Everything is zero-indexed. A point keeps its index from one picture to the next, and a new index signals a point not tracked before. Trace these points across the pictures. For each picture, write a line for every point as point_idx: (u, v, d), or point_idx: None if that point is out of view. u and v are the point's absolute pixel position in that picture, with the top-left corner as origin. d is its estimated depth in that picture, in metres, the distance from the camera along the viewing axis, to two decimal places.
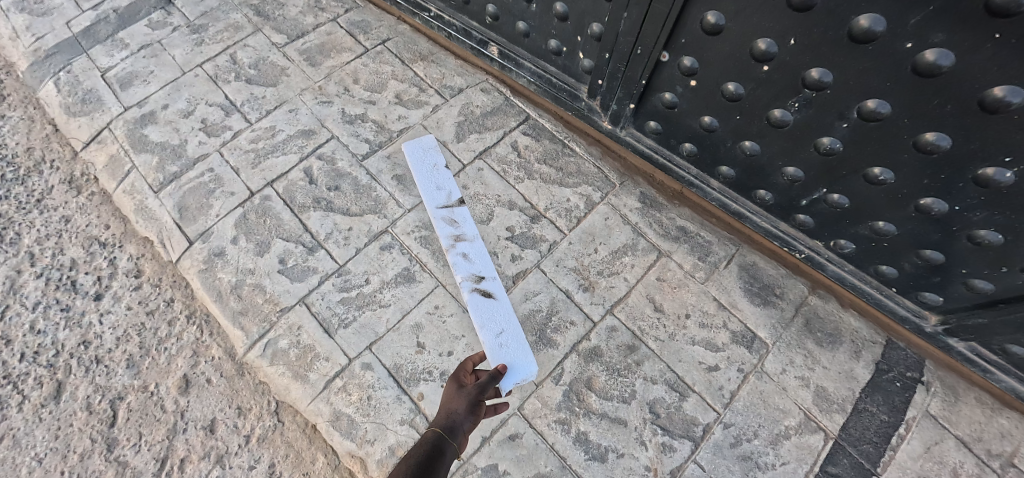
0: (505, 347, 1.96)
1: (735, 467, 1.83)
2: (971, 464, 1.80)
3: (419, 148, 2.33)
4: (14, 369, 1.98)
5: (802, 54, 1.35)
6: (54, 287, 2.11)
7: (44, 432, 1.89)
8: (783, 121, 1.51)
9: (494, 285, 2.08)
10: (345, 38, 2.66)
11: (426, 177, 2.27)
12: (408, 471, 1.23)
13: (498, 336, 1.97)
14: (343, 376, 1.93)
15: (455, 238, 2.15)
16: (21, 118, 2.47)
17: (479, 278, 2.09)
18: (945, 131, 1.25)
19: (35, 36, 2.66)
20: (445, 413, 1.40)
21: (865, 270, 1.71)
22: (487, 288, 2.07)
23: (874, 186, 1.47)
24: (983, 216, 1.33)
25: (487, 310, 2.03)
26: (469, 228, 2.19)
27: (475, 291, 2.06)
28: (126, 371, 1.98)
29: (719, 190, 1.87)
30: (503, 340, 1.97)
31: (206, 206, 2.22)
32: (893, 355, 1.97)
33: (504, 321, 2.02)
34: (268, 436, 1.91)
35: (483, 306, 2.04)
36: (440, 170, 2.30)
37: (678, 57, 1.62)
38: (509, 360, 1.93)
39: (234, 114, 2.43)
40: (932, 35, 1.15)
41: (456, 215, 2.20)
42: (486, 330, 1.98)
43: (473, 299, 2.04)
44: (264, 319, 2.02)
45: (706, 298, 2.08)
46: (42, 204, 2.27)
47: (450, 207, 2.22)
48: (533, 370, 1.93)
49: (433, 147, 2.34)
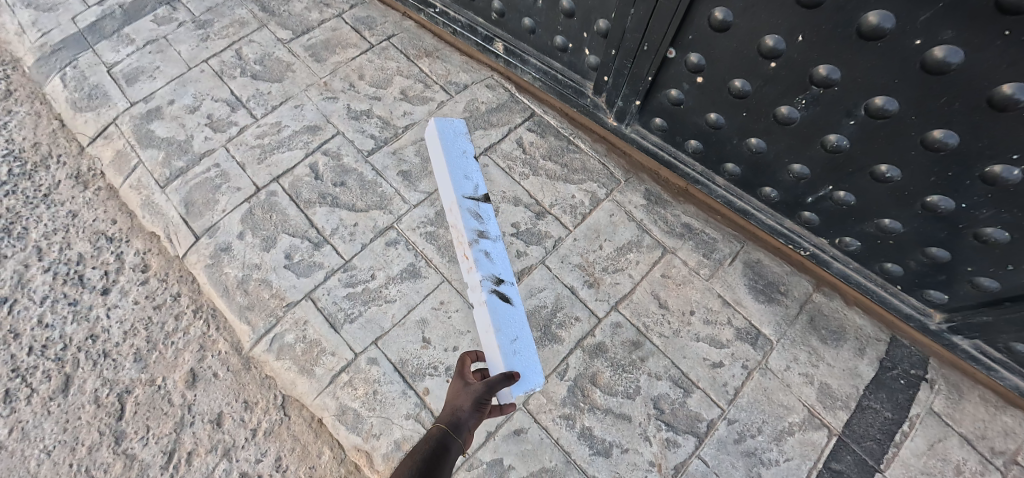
0: (517, 355, 1.66)
1: (739, 464, 1.84)
2: (974, 462, 1.80)
3: (451, 129, 1.95)
4: (22, 362, 1.99)
5: (809, 51, 1.35)
6: (62, 281, 2.13)
7: (52, 425, 1.90)
8: (790, 119, 1.51)
9: (511, 290, 1.82)
10: (350, 35, 2.66)
11: (454, 159, 1.92)
12: (413, 469, 1.23)
13: (511, 342, 1.67)
14: (349, 371, 1.94)
15: (478, 234, 1.87)
16: (27, 113, 2.48)
17: (498, 279, 1.81)
18: (953, 129, 1.25)
19: (40, 31, 2.66)
20: (451, 410, 1.39)
21: (870, 268, 1.71)
22: (506, 294, 1.79)
23: (880, 184, 1.47)
24: (990, 214, 1.33)
25: (504, 314, 1.73)
26: (491, 227, 1.91)
27: (494, 293, 1.77)
28: (133, 365, 1.99)
29: (725, 187, 1.87)
30: (516, 347, 1.67)
31: (212, 201, 2.23)
32: (898, 352, 1.98)
33: (518, 328, 1.73)
34: (275, 430, 1.92)
35: (498, 308, 1.74)
36: (469, 157, 1.97)
37: (685, 54, 1.62)
38: (520, 369, 1.62)
39: (240, 110, 2.43)
40: (940, 32, 1.15)
41: (481, 210, 1.90)
42: (500, 333, 1.67)
43: (492, 299, 1.74)
44: (270, 314, 2.03)
45: (710, 295, 2.09)
46: (50, 198, 2.28)
47: (476, 201, 1.92)
48: (539, 383, 1.62)
49: (465, 133, 1.99)
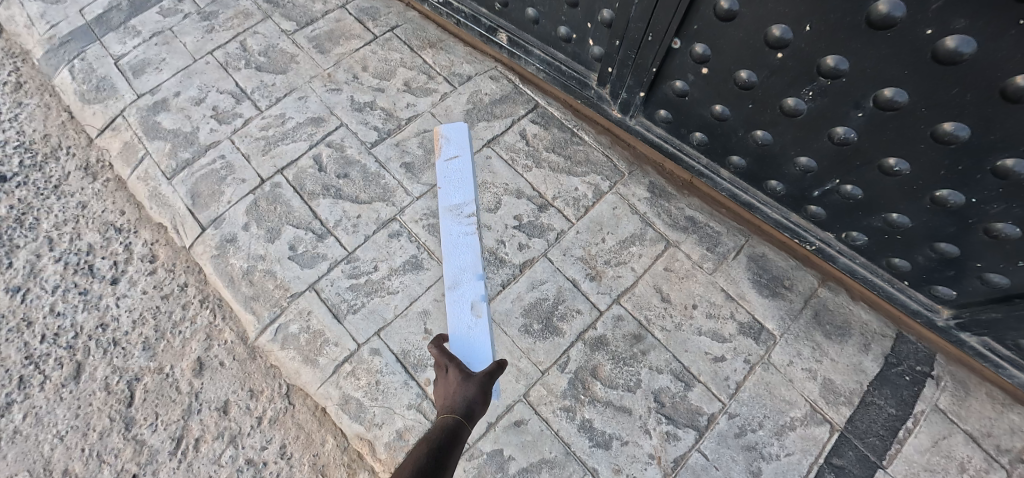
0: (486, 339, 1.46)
1: (739, 458, 1.83)
2: (979, 459, 1.78)
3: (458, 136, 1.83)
4: (35, 349, 2.04)
5: (817, 41, 1.33)
6: (73, 271, 2.17)
7: (65, 411, 1.95)
8: (797, 110, 1.48)
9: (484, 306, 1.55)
10: (354, 25, 2.66)
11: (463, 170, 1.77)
12: (428, 455, 1.09)
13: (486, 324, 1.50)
14: (352, 361, 1.97)
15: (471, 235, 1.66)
16: (37, 105, 2.53)
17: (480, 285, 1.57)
18: (964, 121, 1.21)
19: (48, 23, 2.69)
20: (459, 394, 1.22)
21: (877, 263, 1.69)
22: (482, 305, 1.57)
23: (889, 177, 1.44)
24: (1001, 208, 1.30)
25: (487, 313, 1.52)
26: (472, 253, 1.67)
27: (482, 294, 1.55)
28: (142, 353, 2.04)
29: (730, 181, 1.85)
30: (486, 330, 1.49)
31: (218, 192, 2.25)
32: (904, 348, 1.96)
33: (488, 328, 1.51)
34: (280, 418, 1.95)
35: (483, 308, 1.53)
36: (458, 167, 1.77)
37: (690, 44, 1.59)
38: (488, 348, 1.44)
39: (244, 102, 2.44)
40: (953, 21, 1.11)
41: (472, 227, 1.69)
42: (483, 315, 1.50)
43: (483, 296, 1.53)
44: (274, 304, 2.06)
45: (713, 288, 2.07)
46: (59, 189, 2.33)
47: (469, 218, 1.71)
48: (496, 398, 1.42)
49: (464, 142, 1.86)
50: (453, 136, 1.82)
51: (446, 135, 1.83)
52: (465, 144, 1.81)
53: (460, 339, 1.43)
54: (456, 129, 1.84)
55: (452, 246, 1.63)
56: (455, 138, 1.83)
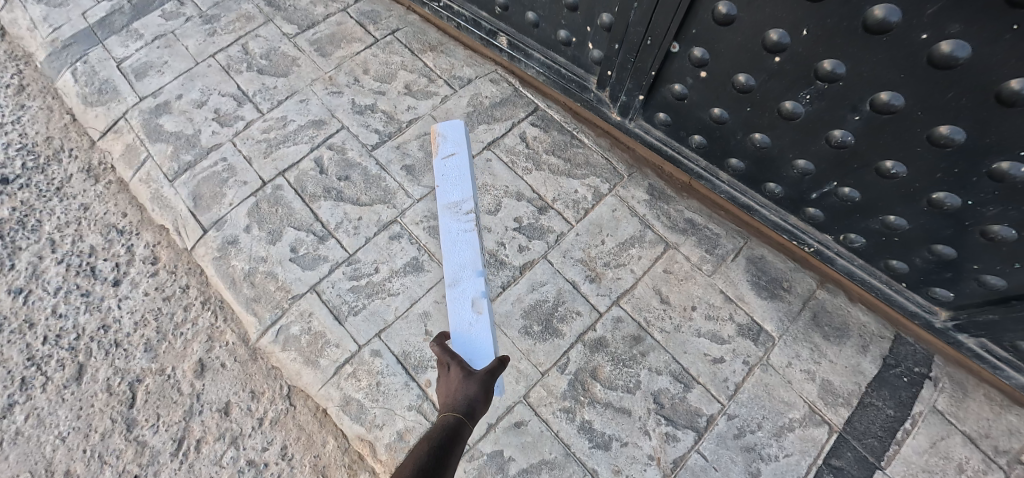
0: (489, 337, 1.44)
1: (738, 459, 1.84)
2: (977, 460, 1.79)
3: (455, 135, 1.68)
4: (37, 351, 2.05)
5: (815, 45, 1.34)
6: (74, 273, 2.18)
7: (67, 412, 1.96)
8: (795, 114, 1.50)
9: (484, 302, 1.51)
10: (355, 29, 2.68)
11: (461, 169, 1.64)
12: (428, 454, 1.10)
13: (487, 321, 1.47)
14: (353, 363, 1.98)
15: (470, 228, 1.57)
16: (40, 108, 2.54)
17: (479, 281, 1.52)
18: (960, 124, 1.22)
19: (51, 26, 2.70)
20: (459, 393, 1.23)
21: (875, 265, 1.70)
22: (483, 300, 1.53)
23: (886, 180, 1.45)
24: (997, 211, 1.31)
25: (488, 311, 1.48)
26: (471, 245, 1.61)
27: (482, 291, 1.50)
28: (143, 354, 2.05)
29: (729, 183, 1.86)
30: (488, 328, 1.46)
31: (219, 194, 2.26)
32: (902, 350, 1.97)
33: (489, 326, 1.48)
34: (281, 419, 1.96)
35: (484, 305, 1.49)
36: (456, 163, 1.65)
37: (689, 48, 1.61)
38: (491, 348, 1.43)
39: (246, 104, 2.46)
40: (947, 26, 1.12)
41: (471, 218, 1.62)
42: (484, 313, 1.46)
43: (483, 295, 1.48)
44: (275, 305, 2.07)
45: (712, 290, 2.09)
46: (62, 192, 2.34)
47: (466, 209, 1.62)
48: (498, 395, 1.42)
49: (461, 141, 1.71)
50: (448, 133, 1.68)
51: (442, 133, 1.68)
52: (462, 141, 1.67)
53: (460, 338, 1.42)
54: (452, 126, 1.69)
55: (450, 241, 1.56)
56: (451, 136, 1.67)
